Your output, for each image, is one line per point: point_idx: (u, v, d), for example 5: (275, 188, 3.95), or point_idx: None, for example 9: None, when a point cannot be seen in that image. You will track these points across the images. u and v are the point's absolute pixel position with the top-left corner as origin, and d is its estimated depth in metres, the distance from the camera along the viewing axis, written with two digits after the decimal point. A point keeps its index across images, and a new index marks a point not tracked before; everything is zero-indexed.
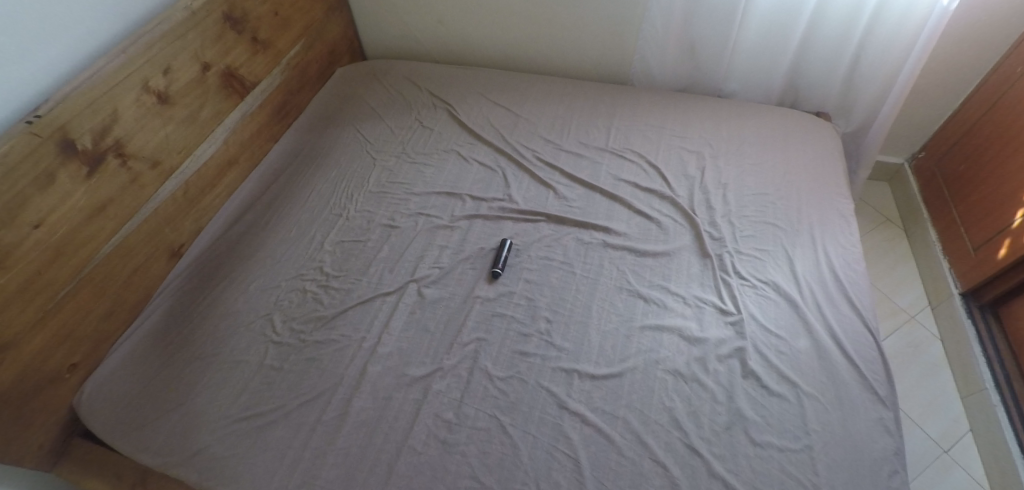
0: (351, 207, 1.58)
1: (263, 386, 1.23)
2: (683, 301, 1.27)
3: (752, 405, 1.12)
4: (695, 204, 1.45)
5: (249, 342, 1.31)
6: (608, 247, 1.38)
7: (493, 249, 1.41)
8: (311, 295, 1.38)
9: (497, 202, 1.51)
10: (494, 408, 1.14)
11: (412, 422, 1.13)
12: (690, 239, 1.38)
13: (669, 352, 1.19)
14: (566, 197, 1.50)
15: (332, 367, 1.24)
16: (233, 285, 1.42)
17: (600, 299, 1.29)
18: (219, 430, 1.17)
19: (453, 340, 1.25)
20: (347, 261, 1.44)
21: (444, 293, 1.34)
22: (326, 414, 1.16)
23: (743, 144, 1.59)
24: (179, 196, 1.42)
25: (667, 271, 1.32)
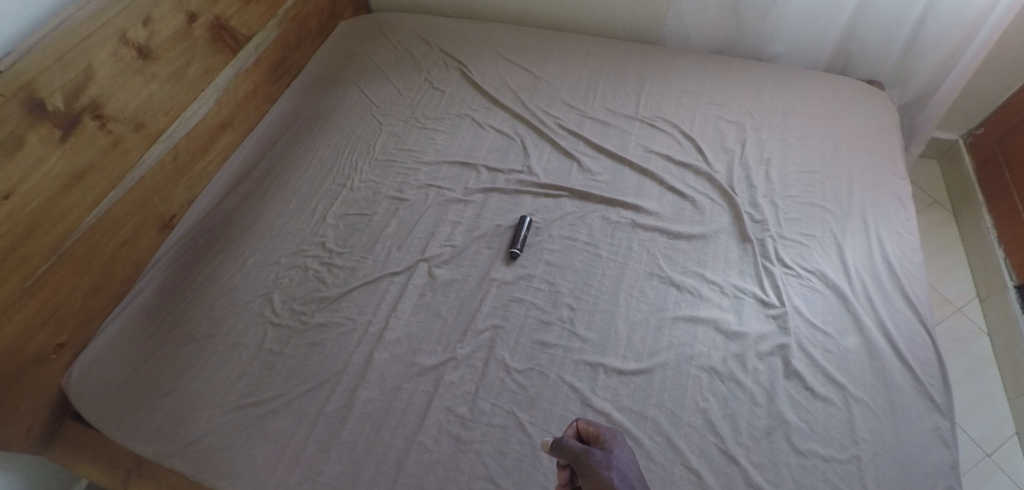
0: (356, 177, 1.45)
1: (262, 373, 1.14)
2: (720, 291, 1.16)
3: (795, 410, 1.02)
4: (735, 181, 1.32)
5: (246, 323, 1.22)
6: (637, 228, 1.26)
7: (511, 227, 1.29)
8: (313, 273, 1.28)
9: (515, 174, 1.38)
10: (512, 404, 1.04)
11: (423, 416, 1.04)
12: (728, 221, 1.26)
13: (705, 347, 1.09)
14: (592, 170, 1.37)
15: (336, 354, 1.14)
16: (230, 260, 1.33)
17: (629, 286, 1.17)
18: (216, 419, 1.09)
19: (467, 327, 1.15)
20: (351, 235, 1.33)
21: (456, 274, 1.23)
22: (330, 405, 1.08)
23: (789, 116, 1.45)
24: (167, 162, 1.31)
25: (702, 257, 1.21)
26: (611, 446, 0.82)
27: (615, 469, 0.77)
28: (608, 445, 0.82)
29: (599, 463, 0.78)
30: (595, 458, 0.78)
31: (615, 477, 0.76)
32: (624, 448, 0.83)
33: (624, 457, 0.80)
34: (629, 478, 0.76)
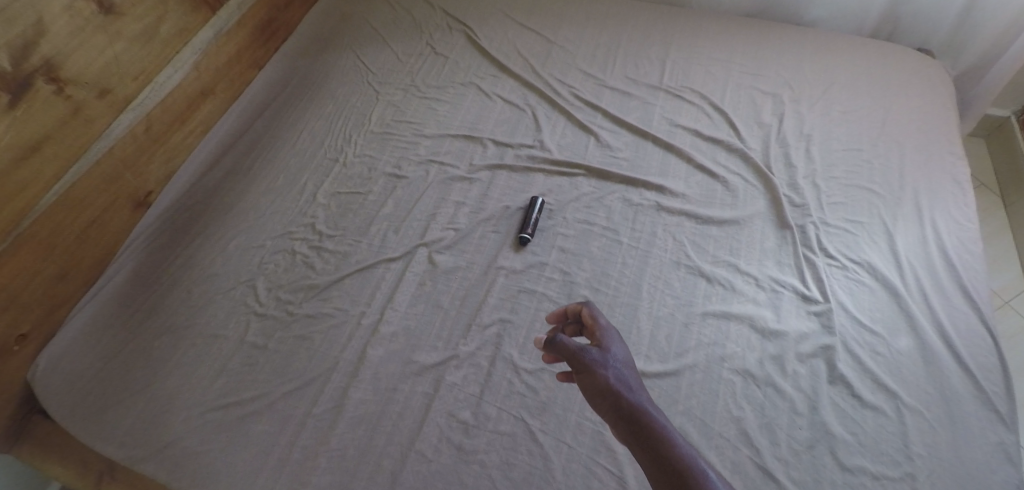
0: (349, 151, 1.32)
1: (244, 368, 1.03)
2: (756, 284, 1.03)
3: (839, 420, 0.90)
4: (772, 160, 1.18)
5: (227, 313, 1.10)
6: (662, 211, 1.13)
7: (521, 209, 1.16)
8: (301, 258, 1.15)
9: (526, 150, 1.24)
10: (521, 409, 0.93)
11: (421, 422, 0.93)
12: (764, 205, 1.13)
13: (738, 347, 0.97)
14: (611, 145, 1.23)
15: (326, 349, 1.03)
16: (210, 243, 1.21)
17: (653, 277, 1.05)
18: (193, 420, 0.98)
19: (471, 320, 1.03)
20: (343, 217, 1.20)
21: (459, 261, 1.11)
22: (318, 407, 0.96)
23: (831, 88, 1.30)
24: (139, 132, 1.17)
25: (735, 245, 1.08)
26: (606, 343, 0.76)
27: (612, 369, 0.72)
28: (604, 341, 0.76)
29: (596, 362, 0.72)
30: (592, 357, 0.72)
31: (611, 375, 0.71)
32: (619, 346, 0.77)
33: (619, 355, 0.75)
34: (625, 377, 0.71)
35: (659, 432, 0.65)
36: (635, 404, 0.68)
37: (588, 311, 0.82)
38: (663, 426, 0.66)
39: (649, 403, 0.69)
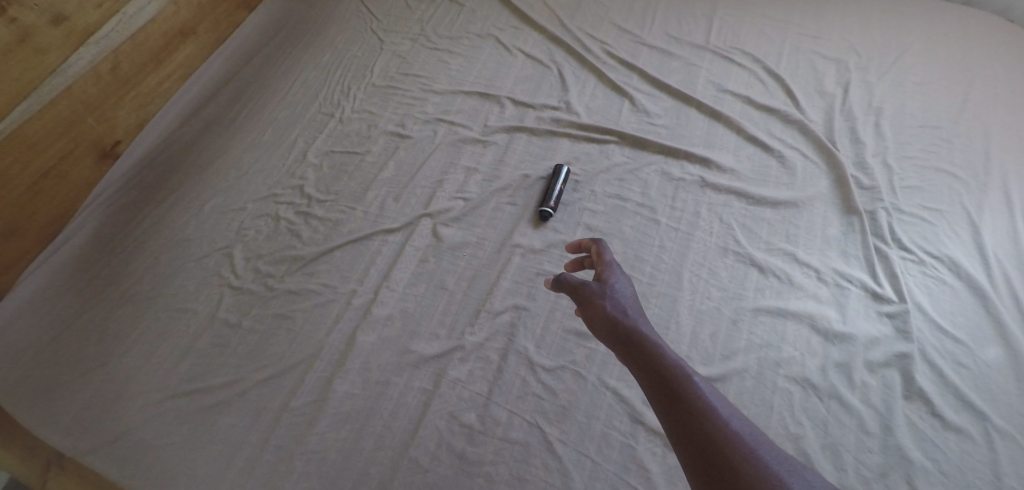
0: (347, 106, 1.15)
1: (214, 350, 0.88)
2: (817, 278, 0.88)
3: (918, 443, 0.74)
4: (836, 134, 1.02)
5: (199, 283, 0.95)
6: (707, 187, 0.97)
7: (543, 179, 1.00)
8: (286, 224, 1.00)
9: (550, 112, 1.08)
10: (536, 414, 0.78)
11: (417, 423, 0.78)
12: (827, 186, 0.96)
13: (796, 351, 0.82)
14: (648, 110, 1.06)
15: (308, 330, 0.88)
16: (184, 203, 1.05)
17: (695, 264, 0.89)
18: (151, 407, 0.83)
19: (480, 306, 0.88)
20: (337, 179, 1.05)
21: (468, 236, 0.95)
22: (295, 399, 0.82)
23: (904, 55, 1.13)
24: (103, 71, 1.01)
25: (792, 231, 0.92)
26: (609, 277, 0.69)
27: (615, 303, 0.64)
28: (607, 275, 0.68)
29: (597, 300, 0.65)
30: (593, 294, 0.65)
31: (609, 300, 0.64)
32: (626, 282, 0.69)
33: (622, 283, 0.68)
34: (625, 303, 0.65)
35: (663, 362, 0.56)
36: (633, 325, 0.61)
37: (594, 244, 0.75)
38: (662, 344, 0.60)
39: (649, 324, 0.62)
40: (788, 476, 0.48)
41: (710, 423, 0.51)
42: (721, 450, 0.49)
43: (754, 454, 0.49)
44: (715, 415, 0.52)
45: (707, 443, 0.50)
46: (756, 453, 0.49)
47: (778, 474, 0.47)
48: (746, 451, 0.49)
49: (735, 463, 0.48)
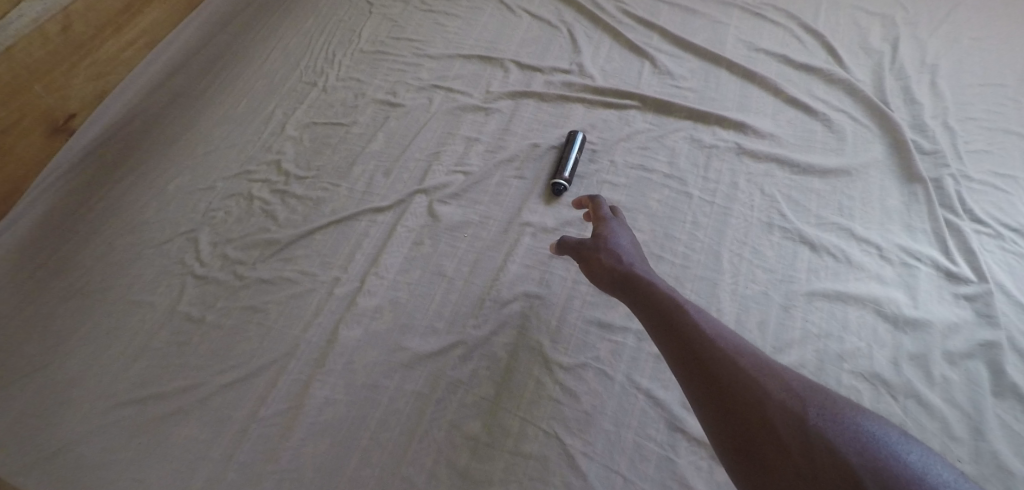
0: (331, 74, 1.03)
1: (171, 349, 0.74)
2: (879, 256, 0.75)
3: (1017, 450, 0.60)
4: (888, 94, 0.89)
5: (158, 272, 0.82)
6: (744, 155, 0.84)
7: (555, 148, 0.88)
8: (258, 205, 0.86)
9: (560, 75, 0.95)
10: (554, 422, 0.65)
11: (411, 435, 0.65)
12: (883, 152, 0.83)
13: (861, 341, 0.68)
14: (672, 72, 0.94)
15: (283, 326, 0.75)
16: (147, 183, 0.92)
17: (736, 242, 0.76)
18: (96, 417, 0.69)
19: (485, 295, 0.76)
20: (318, 154, 0.92)
21: (470, 214, 0.83)
22: (266, 408, 0.68)
23: (956, 10, 1.01)
24: (50, 32, 0.87)
25: (846, 202, 0.79)
26: (604, 230, 0.66)
27: (612, 254, 0.62)
28: (601, 229, 0.66)
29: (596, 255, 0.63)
30: (591, 251, 0.64)
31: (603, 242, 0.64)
32: (622, 231, 0.66)
33: (617, 226, 0.67)
34: (619, 246, 0.64)
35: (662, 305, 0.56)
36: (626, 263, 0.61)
37: (587, 198, 0.72)
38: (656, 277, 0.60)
39: (646, 260, 0.62)
40: (768, 380, 0.48)
41: (697, 344, 0.51)
42: (706, 369, 0.50)
43: (738, 367, 0.49)
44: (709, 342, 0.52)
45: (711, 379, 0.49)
46: (739, 365, 0.49)
47: (760, 380, 0.48)
48: (730, 365, 0.49)
49: (719, 378, 0.49)
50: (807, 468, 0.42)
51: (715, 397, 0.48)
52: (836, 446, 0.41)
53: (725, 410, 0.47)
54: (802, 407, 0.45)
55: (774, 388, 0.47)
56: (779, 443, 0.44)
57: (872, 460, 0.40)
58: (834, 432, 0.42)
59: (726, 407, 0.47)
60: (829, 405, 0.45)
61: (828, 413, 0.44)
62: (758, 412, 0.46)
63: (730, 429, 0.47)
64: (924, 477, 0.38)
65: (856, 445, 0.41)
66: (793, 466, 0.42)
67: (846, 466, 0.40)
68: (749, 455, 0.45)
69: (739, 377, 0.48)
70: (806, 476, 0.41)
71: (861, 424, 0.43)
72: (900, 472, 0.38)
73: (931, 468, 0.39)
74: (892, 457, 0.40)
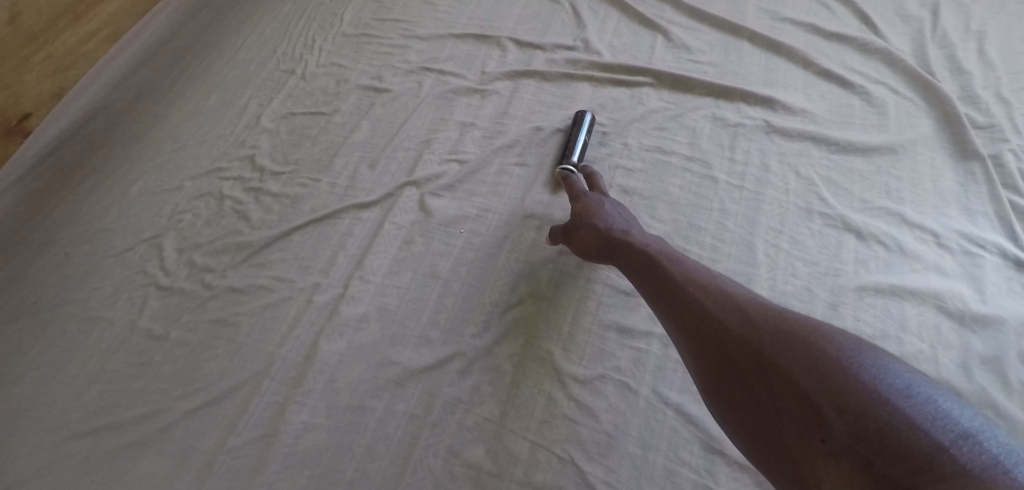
0: (311, 60, 0.94)
1: (130, 372, 0.64)
2: (936, 244, 0.65)
3: None
4: (932, 63, 0.80)
5: (116, 285, 0.71)
6: (773, 134, 0.74)
7: (560, 131, 0.79)
8: (230, 205, 0.77)
9: (563, 52, 0.87)
10: (569, 446, 0.56)
11: (403, 466, 0.56)
12: (931, 127, 0.74)
13: (923, 342, 0.58)
14: (688, 45, 0.85)
15: (256, 341, 0.65)
16: (107, 184, 0.81)
17: (771, 231, 0.66)
18: (41, 454, 0.59)
19: (485, 298, 0.66)
20: (297, 146, 0.82)
21: (466, 207, 0.74)
22: (236, 437, 0.59)
23: None
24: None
25: (894, 184, 0.70)
26: (577, 201, 0.65)
27: (589, 225, 0.61)
28: (575, 202, 0.65)
29: (578, 232, 0.62)
30: (572, 228, 0.63)
31: (579, 212, 0.63)
32: (597, 197, 0.65)
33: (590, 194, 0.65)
34: (594, 212, 0.62)
35: (636, 263, 0.56)
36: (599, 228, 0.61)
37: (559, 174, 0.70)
38: (630, 234, 0.59)
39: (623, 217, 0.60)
40: (728, 315, 0.46)
41: (665, 296, 0.52)
42: (675, 321, 0.50)
43: (700, 306, 0.48)
44: (673, 287, 0.51)
45: (679, 326, 0.49)
46: (702, 307, 0.48)
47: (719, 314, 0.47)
48: (692, 307, 0.49)
49: (685, 323, 0.49)
50: (771, 402, 0.41)
51: (686, 346, 0.49)
52: (792, 373, 0.40)
53: (695, 353, 0.48)
54: (761, 335, 0.44)
55: (731, 319, 0.46)
56: (745, 380, 0.43)
57: (825, 381, 0.38)
58: (791, 357, 0.41)
59: (695, 355, 0.47)
60: (787, 326, 0.43)
61: (786, 337, 0.42)
62: (721, 350, 0.46)
63: (703, 375, 0.47)
64: (876, 388, 0.36)
65: (809, 368, 0.39)
66: (761, 402, 0.42)
67: (804, 392, 0.39)
68: (724, 398, 0.45)
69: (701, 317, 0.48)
70: (771, 410, 0.41)
71: (816, 339, 0.41)
72: (850, 387, 0.37)
73: (886, 375, 0.37)
74: (845, 372, 0.38)
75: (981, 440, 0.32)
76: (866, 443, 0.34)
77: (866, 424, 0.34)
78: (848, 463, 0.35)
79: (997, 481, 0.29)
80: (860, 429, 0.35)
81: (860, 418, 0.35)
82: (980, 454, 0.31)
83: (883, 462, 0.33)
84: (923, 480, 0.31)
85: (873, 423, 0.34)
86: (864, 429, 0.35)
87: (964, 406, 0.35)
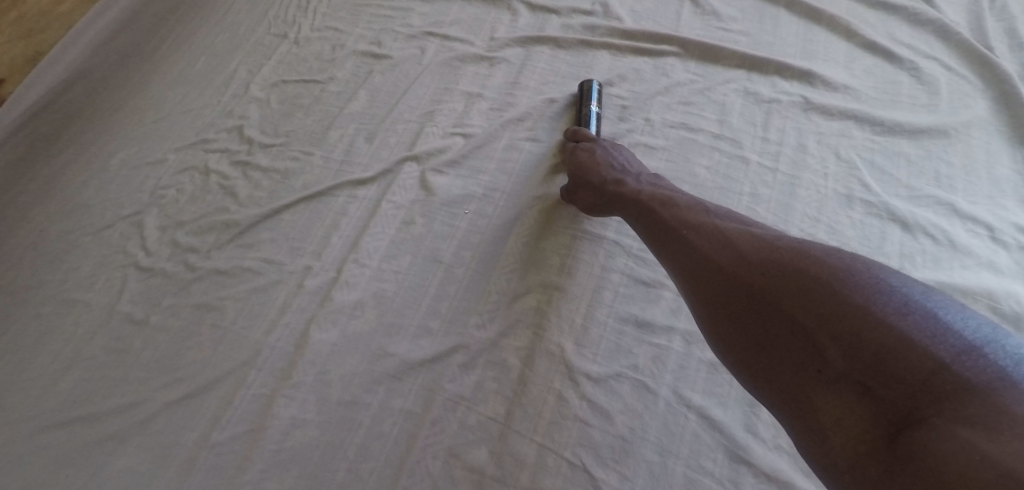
0: (306, 23, 0.87)
1: (107, 359, 0.59)
2: (990, 238, 0.58)
3: None
4: (990, 36, 0.72)
5: (95, 265, 0.65)
6: (811, 112, 0.68)
7: (572, 101, 0.73)
8: (217, 180, 0.71)
9: (580, 17, 0.80)
10: (581, 451, 0.51)
11: (400, 468, 0.51)
12: (988, 107, 0.67)
13: None
14: (718, 11, 0.78)
15: (243, 328, 0.60)
16: (86, 154, 0.75)
17: (808, 219, 0.60)
18: (9, 449, 0.54)
19: (492, 286, 0.61)
20: (290, 117, 0.76)
21: (472, 186, 0.68)
22: (220, 432, 0.54)
23: None
24: None
25: (944, 170, 0.63)
26: (578, 154, 0.62)
27: (591, 178, 0.59)
28: (576, 155, 0.62)
29: (582, 187, 0.60)
30: (576, 183, 0.60)
31: (578, 167, 0.60)
32: (600, 148, 0.61)
33: (592, 146, 0.62)
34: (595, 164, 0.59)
35: (633, 207, 0.52)
36: (595, 182, 0.58)
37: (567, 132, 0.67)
38: (625, 181, 0.55)
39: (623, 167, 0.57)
40: (715, 245, 0.42)
41: (659, 235, 0.48)
42: (668, 260, 0.46)
43: (688, 241, 0.45)
44: (666, 225, 0.48)
45: (672, 262, 0.46)
46: (690, 242, 0.44)
47: (706, 245, 0.43)
48: (681, 242, 0.45)
49: (676, 260, 0.45)
50: (761, 333, 0.38)
51: (678, 284, 0.45)
52: (781, 300, 0.36)
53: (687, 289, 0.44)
54: (747, 262, 0.40)
55: (717, 248, 0.42)
56: (731, 313, 0.40)
57: (816, 306, 0.34)
58: (779, 282, 0.37)
59: (686, 293, 0.44)
60: (775, 248, 0.39)
61: (775, 260, 0.38)
62: (708, 283, 0.42)
63: (694, 310, 0.44)
64: (871, 305, 0.32)
65: (797, 291, 0.36)
66: (750, 333, 0.38)
67: (795, 319, 0.35)
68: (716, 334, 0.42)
69: (690, 251, 0.44)
70: (763, 343, 0.37)
71: (806, 258, 0.36)
72: (841, 309, 0.33)
73: (884, 289, 0.32)
74: (836, 291, 0.34)
75: (988, 351, 0.28)
76: (863, 368, 0.31)
77: (861, 349, 0.31)
78: (847, 392, 0.32)
79: (1004, 397, 0.26)
80: (857, 356, 0.31)
81: (854, 343, 0.32)
82: (985, 367, 0.27)
83: (882, 387, 0.30)
84: (927, 406, 0.28)
85: (869, 348, 0.31)
86: (861, 356, 0.31)
87: (972, 312, 0.31)
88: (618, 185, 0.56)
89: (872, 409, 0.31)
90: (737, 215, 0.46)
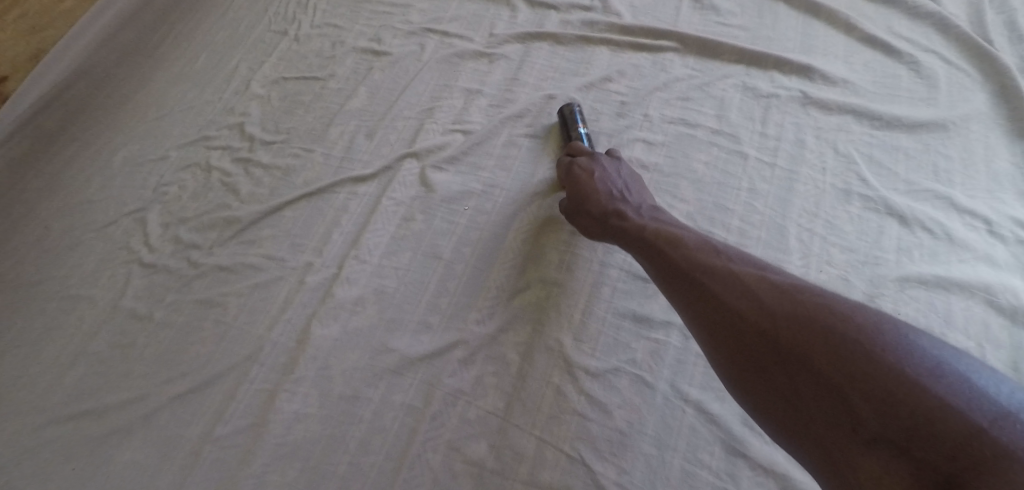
0: (306, 20, 0.87)
1: (112, 355, 0.59)
2: (987, 231, 0.58)
3: None
4: (990, 29, 0.72)
5: (99, 261, 0.66)
6: (810, 106, 0.68)
7: (552, 126, 0.72)
8: (219, 177, 0.72)
9: (579, 12, 0.80)
10: (579, 444, 0.52)
11: (401, 462, 0.52)
12: (987, 101, 0.67)
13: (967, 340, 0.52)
14: (717, 6, 0.78)
15: (245, 324, 0.61)
16: (89, 152, 0.75)
17: (805, 214, 0.60)
18: (17, 443, 0.54)
19: (491, 282, 0.61)
20: (290, 114, 0.77)
21: (471, 182, 0.68)
22: (223, 426, 0.55)
23: None
24: None
25: (942, 164, 0.63)
26: (584, 179, 0.60)
27: (597, 205, 0.57)
28: (581, 180, 0.61)
29: (586, 214, 0.58)
30: (579, 208, 0.59)
31: (585, 193, 0.59)
32: (606, 174, 0.60)
33: (597, 169, 0.61)
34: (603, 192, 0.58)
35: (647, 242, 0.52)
36: (603, 210, 0.57)
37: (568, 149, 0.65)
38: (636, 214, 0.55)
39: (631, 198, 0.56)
40: (740, 296, 0.42)
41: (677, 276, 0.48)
42: (688, 305, 0.46)
43: (711, 287, 0.44)
44: (685, 266, 0.47)
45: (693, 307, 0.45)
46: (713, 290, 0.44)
47: (730, 296, 0.43)
48: (703, 288, 0.45)
49: (697, 306, 0.45)
50: (789, 388, 0.37)
51: (699, 331, 0.45)
52: (810, 357, 0.36)
53: (710, 338, 0.43)
54: (774, 317, 0.40)
55: (743, 299, 0.42)
56: (760, 366, 0.39)
57: (847, 365, 0.34)
58: (808, 337, 0.37)
59: (708, 341, 0.43)
60: (803, 303, 0.39)
61: (802, 315, 0.38)
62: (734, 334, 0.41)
63: (716, 360, 0.43)
64: (904, 367, 0.32)
65: (827, 348, 0.35)
66: (780, 390, 0.38)
67: (825, 376, 0.35)
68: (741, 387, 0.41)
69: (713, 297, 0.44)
70: (793, 399, 0.37)
71: (834, 315, 0.37)
72: (875, 370, 0.33)
73: (914, 352, 0.33)
74: (869, 352, 0.34)
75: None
76: (898, 429, 0.31)
77: (897, 409, 0.31)
78: (880, 454, 0.31)
79: None
80: (892, 416, 0.31)
81: (889, 403, 0.32)
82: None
83: (918, 449, 0.30)
84: (969, 469, 0.28)
85: (906, 409, 0.31)
86: (897, 417, 0.31)
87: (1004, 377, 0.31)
88: (624, 217, 0.55)
89: (908, 473, 0.30)
90: (758, 261, 0.46)
